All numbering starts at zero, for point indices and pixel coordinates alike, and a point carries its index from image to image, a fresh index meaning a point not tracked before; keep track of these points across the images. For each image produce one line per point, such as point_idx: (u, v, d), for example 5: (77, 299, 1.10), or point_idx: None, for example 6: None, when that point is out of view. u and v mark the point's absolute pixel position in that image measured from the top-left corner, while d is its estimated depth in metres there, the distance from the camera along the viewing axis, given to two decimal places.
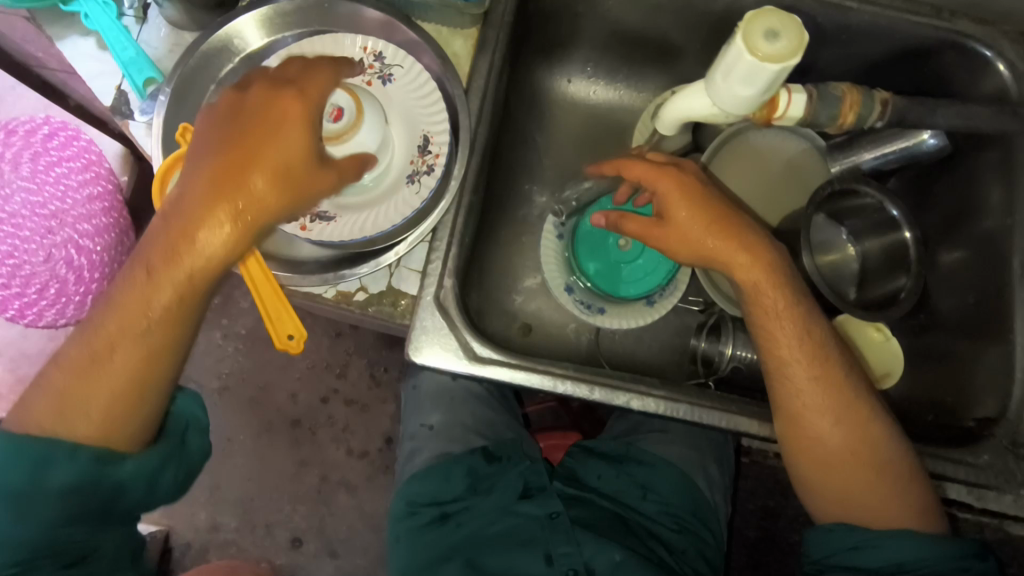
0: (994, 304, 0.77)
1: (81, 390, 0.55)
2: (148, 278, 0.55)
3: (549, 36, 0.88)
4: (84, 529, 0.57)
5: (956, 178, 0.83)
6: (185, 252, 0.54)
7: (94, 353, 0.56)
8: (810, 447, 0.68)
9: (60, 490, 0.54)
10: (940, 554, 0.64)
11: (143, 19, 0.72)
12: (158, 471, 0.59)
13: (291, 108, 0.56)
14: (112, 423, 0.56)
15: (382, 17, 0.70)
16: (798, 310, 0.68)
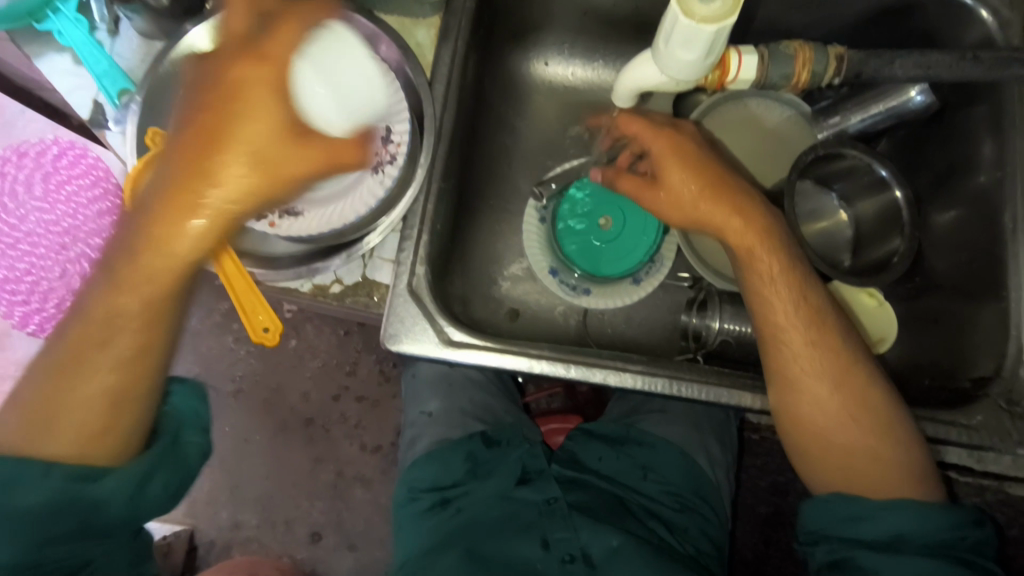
0: (986, 261, 0.73)
1: (51, 405, 0.54)
2: (130, 274, 0.53)
3: (522, 19, 0.88)
4: (75, 542, 0.54)
5: (945, 135, 0.80)
6: (154, 235, 0.51)
7: (61, 364, 0.54)
8: (809, 413, 0.65)
9: (32, 512, 0.51)
10: (939, 524, 0.61)
11: (115, 32, 0.73)
12: (148, 476, 0.56)
13: (257, 81, 0.50)
14: (87, 436, 0.54)
15: (337, 9, 0.70)
16: (795, 275, 0.67)
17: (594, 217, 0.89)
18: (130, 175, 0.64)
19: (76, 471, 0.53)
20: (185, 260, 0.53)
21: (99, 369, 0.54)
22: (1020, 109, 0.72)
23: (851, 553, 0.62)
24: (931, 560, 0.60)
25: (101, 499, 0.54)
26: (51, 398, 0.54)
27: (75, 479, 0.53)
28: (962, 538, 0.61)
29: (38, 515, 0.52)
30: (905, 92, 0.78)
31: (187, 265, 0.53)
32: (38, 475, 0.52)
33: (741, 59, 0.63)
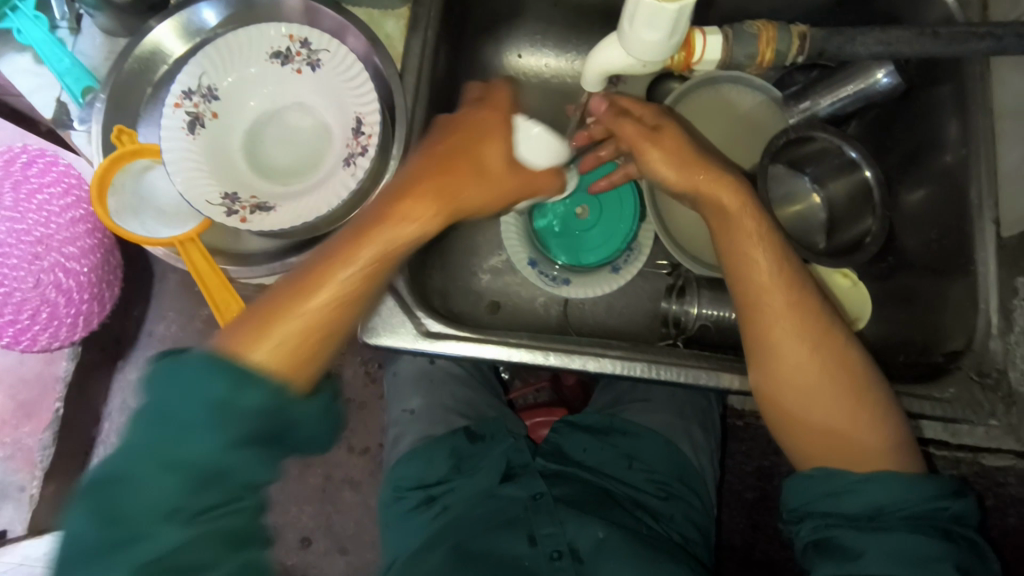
0: (955, 237, 0.74)
1: (271, 336, 0.52)
2: (313, 281, 0.54)
3: (493, 11, 0.88)
4: (223, 486, 0.47)
5: (913, 114, 0.81)
6: (410, 233, 0.57)
7: (293, 300, 0.54)
8: (790, 375, 0.64)
9: (243, 413, 0.47)
10: (919, 494, 0.59)
11: (76, 30, 0.71)
12: (322, 417, 0.53)
13: (494, 118, 0.62)
14: (303, 366, 0.53)
15: (303, 2, 0.69)
16: (771, 239, 0.67)
17: (571, 206, 0.90)
18: (98, 171, 0.63)
19: (284, 393, 0.50)
20: (389, 263, 0.57)
21: (318, 314, 0.54)
22: (982, 88, 0.73)
23: (834, 533, 0.61)
24: (914, 535, 0.58)
25: (275, 433, 0.49)
26: (277, 326, 0.53)
27: (278, 404, 0.49)
28: (943, 508, 0.59)
29: (195, 448, 0.46)
30: (873, 75, 0.79)
31: (385, 271, 0.57)
32: (195, 404, 0.46)
33: (708, 37, 0.52)
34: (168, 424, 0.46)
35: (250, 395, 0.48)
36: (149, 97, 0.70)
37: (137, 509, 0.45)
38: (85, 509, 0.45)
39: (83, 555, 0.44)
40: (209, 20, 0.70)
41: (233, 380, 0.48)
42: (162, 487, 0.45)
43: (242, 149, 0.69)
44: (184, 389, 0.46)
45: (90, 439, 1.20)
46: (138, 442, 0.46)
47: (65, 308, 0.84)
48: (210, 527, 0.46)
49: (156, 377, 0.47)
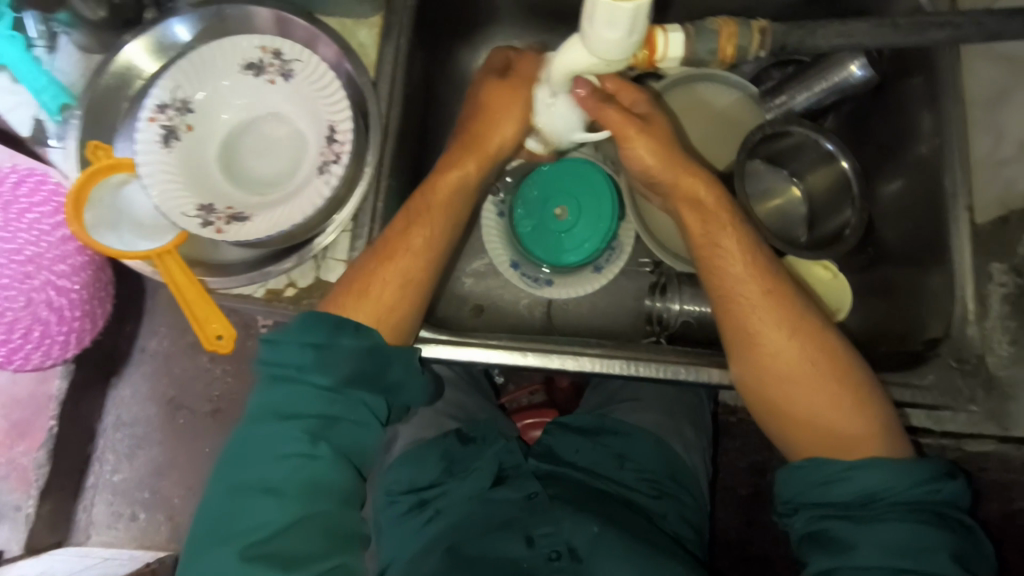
0: (932, 225, 0.75)
1: (366, 286, 0.65)
2: (401, 230, 0.67)
3: (468, 17, 0.89)
4: (334, 437, 0.60)
5: (889, 106, 0.81)
6: (463, 178, 0.71)
7: (383, 256, 0.66)
8: (772, 364, 0.64)
9: (345, 353, 0.60)
10: (911, 479, 0.57)
11: (52, 47, 0.72)
12: (407, 372, 0.64)
13: (494, 79, 0.72)
14: (401, 299, 0.66)
15: (274, 13, 0.71)
16: (742, 230, 0.68)
17: (549, 207, 0.89)
18: (75, 187, 0.63)
19: (378, 343, 0.62)
20: (454, 205, 0.70)
21: (404, 263, 0.66)
22: (953, 77, 0.74)
23: (827, 524, 0.58)
24: (909, 523, 0.56)
25: (373, 385, 0.62)
26: (366, 291, 0.65)
27: (370, 360, 0.62)
28: (935, 493, 0.57)
29: (315, 401, 0.60)
30: (848, 68, 0.79)
31: (451, 206, 0.70)
32: (303, 349, 0.60)
33: (670, 34, 0.52)
34: (291, 386, 0.60)
35: (348, 353, 0.61)
36: (125, 111, 0.72)
37: (269, 459, 0.58)
38: (234, 464, 0.59)
39: (230, 504, 0.56)
40: (182, 35, 0.72)
41: (335, 342, 0.60)
42: (288, 438, 0.58)
43: (218, 161, 0.70)
44: (296, 355, 0.60)
45: (85, 455, 1.19)
46: (265, 406, 0.60)
47: (57, 326, 0.84)
48: (320, 473, 0.58)
49: (270, 355, 0.61)
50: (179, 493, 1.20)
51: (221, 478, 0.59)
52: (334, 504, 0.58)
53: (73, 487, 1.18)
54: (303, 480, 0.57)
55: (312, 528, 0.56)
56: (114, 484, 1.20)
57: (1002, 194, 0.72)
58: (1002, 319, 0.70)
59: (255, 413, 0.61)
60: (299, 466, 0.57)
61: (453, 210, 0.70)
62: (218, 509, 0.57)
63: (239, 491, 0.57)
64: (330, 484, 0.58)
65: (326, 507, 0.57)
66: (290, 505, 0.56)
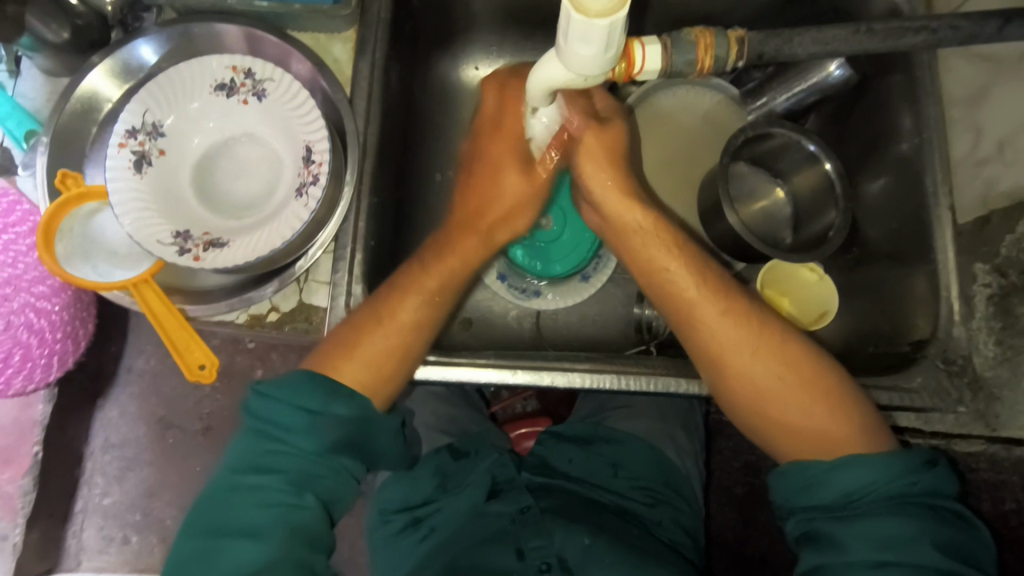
0: (915, 225, 0.75)
1: (351, 364, 0.63)
2: (380, 321, 0.64)
3: (445, 26, 0.88)
4: (316, 491, 0.59)
5: (868, 106, 0.81)
6: (455, 265, 0.69)
7: (367, 331, 0.64)
8: (739, 381, 0.63)
9: (344, 418, 0.60)
10: (893, 471, 0.55)
11: (16, 72, 0.71)
12: (391, 439, 0.64)
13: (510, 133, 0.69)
14: (376, 388, 0.64)
15: (243, 30, 0.69)
16: (688, 252, 0.67)
17: (533, 219, 0.87)
18: (44, 217, 0.62)
19: (369, 412, 0.61)
20: (449, 271, 0.68)
21: (397, 340, 0.65)
22: (931, 77, 0.74)
23: (816, 523, 0.56)
24: (895, 517, 0.53)
25: (357, 449, 0.61)
26: (361, 356, 0.63)
27: (358, 426, 0.61)
28: (919, 483, 0.55)
29: (299, 459, 0.59)
30: (825, 69, 0.79)
31: (446, 282, 0.68)
32: (297, 409, 0.59)
33: (647, 47, 0.52)
34: (274, 443, 0.59)
35: (338, 419, 0.60)
36: (94, 137, 0.70)
37: (248, 506, 0.57)
38: (208, 514, 0.57)
39: (203, 547, 0.55)
40: (147, 57, 0.70)
41: (326, 408, 0.59)
42: (264, 491, 0.57)
43: (193, 185, 0.68)
44: (287, 417, 0.59)
45: (73, 480, 1.17)
46: (246, 458, 0.59)
47: (37, 349, 0.77)
48: (300, 523, 0.57)
49: (258, 409, 0.60)
50: (170, 514, 1.18)
51: (194, 525, 0.57)
52: (310, 554, 0.57)
53: (62, 512, 1.16)
54: (281, 530, 0.56)
55: (287, 573, 0.55)
56: (103, 508, 1.18)
57: (981, 195, 0.71)
58: (987, 319, 0.70)
59: (232, 465, 0.59)
60: (278, 516, 0.57)
61: (451, 284, 0.68)
62: (187, 553, 0.55)
63: (213, 539, 0.55)
64: (307, 535, 0.57)
65: (300, 561, 0.56)
66: (262, 556, 0.55)
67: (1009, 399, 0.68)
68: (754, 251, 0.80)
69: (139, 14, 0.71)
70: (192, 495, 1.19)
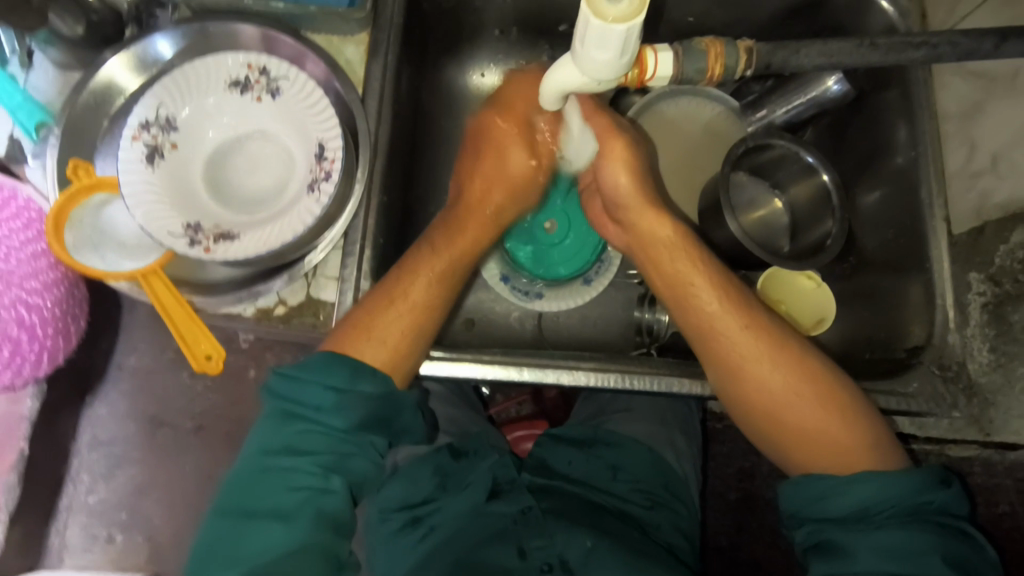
0: (910, 236, 0.77)
1: (378, 326, 0.64)
2: (405, 286, 0.66)
3: (453, 30, 0.89)
4: (346, 473, 0.59)
5: (865, 119, 0.83)
6: (464, 241, 0.71)
7: (394, 297, 0.65)
8: (757, 392, 0.64)
9: (369, 397, 0.60)
10: (906, 488, 0.56)
11: (28, 64, 0.70)
12: (415, 417, 0.64)
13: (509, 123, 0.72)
14: (401, 357, 0.65)
15: (260, 30, 0.70)
16: (710, 266, 0.68)
17: (539, 223, 0.89)
18: (55, 207, 0.63)
19: (392, 388, 0.62)
20: (449, 262, 0.69)
21: (401, 326, 0.65)
22: (927, 93, 0.76)
23: (827, 534, 0.58)
24: (906, 531, 0.55)
25: (384, 429, 0.61)
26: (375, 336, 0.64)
27: (384, 406, 0.61)
28: (933, 501, 0.56)
29: (328, 441, 0.59)
30: (824, 82, 0.81)
31: (450, 271, 0.69)
32: (325, 389, 0.59)
33: (659, 54, 0.53)
34: (303, 424, 0.59)
35: (363, 398, 0.60)
36: (105, 129, 0.71)
37: (277, 490, 0.57)
38: (239, 497, 0.57)
39: (232, 534, 0.56)
40: (164, 52, 0.71)
41: (353, 384, 0.60)
42: (291, 477, 0.57)
43: (205, 180, 0.69)
44: (314, 395, 0.59)
45: (60, 477, 1.16)
46: (273, 440, 0.59)
47: (28, 344, 0.76)
48: (330, 505, 0.58)
49: (283, 391, 0.60)
50: (160, 512, 1.17)
51: (223, 508, 0.58)
52: (342, 536, 0.58)
53: (47, 510, 1.15)
54: (311, 512, 0.57)
55: (319, 556, 0.56)
56: (90, 506, 1.16)
57: (976, 205, 0.73)
58: (981, 326, 0.73)
59: (259, 447, 0.59)
60: (310, 500, 0.57)
61: (454, 274, 0.69)
62: (216, 542, 0.56)
63: (246, 521, 0.56)
64: (337, 516, 0.58)
65: (329, 544, 0.57)
66: (294, 539, 0.56)
67: (1004, 403, 0.71)
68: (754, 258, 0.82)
69: (154, 11, 0.71)
70: (182, 494, 1.18)
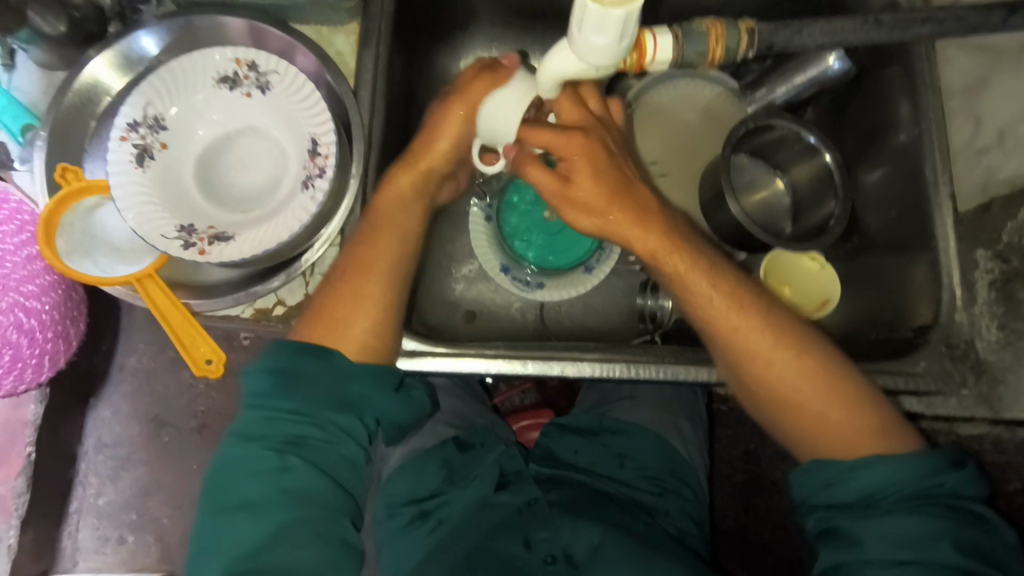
0: (914, 215, 0.76)
1: (332, 304, 0.64)
2: (360, 265, 0.65)
3: (445, 16, 0.86)
4: (305, 453, 0.59)
5: (866, 96, 0.81)
6: (396, 201, 0.67)
7: (350, 268, 0.65)
8: (766, 384, 0.63)
9: (315, 376, 0.60)
10: (910, 473, 0.56)
11: (11, 64, 0.69)
12: (375, 389, 0.62)
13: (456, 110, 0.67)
14: (375, 346, 0.64)
15: (247, 22, 0.68)
16: (701, 255, 0.66)
17: (540, 209, 0.91)
18: (45, 213, 0.61)
19: (343, 366, 0.61)
20: (397, 251, 0.66)
21: (356, 318, 0.64)
22: (931, 68, 0.74)
23: (835, 521, 0.57)
24: (915, 517, 0.54)
25: (338, 403, 0.60)
26: (328, 325, 0.64)
27: (335, 380, 0.61)
28: (945, 484, 0.56)
29: (283, 423, 0.59)
30: (826, 61, 0.78)
31: (395, 263, 0.66)
32: (269, 376, 0.60)
33: (658, 37, 0.52)
34: (258, 411, 0.60)
35: (309, 375, 0.60)
36: (94, 130, 0.69)
37: (242, 479, 0.58)
38: (215, 492, 0.58)
39: (212, 524, 0.57)
40: (149, 48, 0.69)
41: (296, 365, 0.60)
42: (255, 461, 0.58)
43: (197, 180, 0.67)
44: (259, 383, 0.60)
45: (67, 481, 1.15)
46: (236, 432, 0.60)
47: (28, 349, 0.75)
48: (294, 485, 0.57)
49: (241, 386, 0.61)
50: (168, 512, 1.17)
51: (204, 505, 0.58)
52: (318, 515, 0.57)
53: (56, 514, 1.15)
54: (277, 493, 0.57)
55: (294, 534, 0.55)
56: (98, 508, 1.16)
57: (983, 182, 0.72)
58: (988, 304, 0.72)
59: (228, 440, 0.60)
60: (273, 484, 0.57)
61: (400, 268, 0.67)
62: (203, 533, 0.57)
63: (221, 513, 0.57)
64: (306, 495, 0.57)
65: (314, 525, 0.56)
66: (267, 521, 0.56)
67: (1013, 382, 0.70)
68: (756, 240, 0.81)
69: (137, 6, 0.69)
70: (189, 494, 1.18)
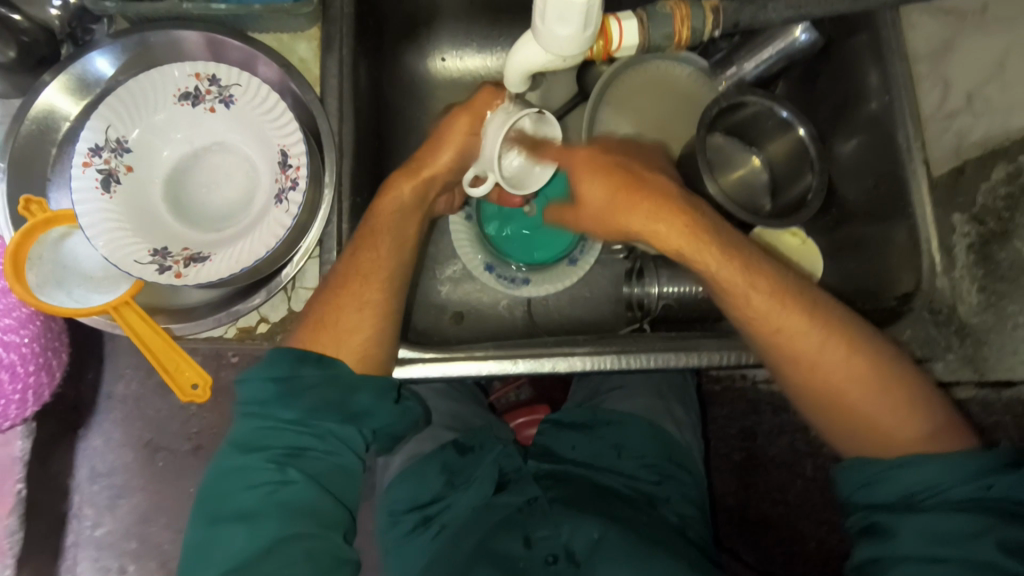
0: (890, 184, 0.76)
1: (329, 313, 0.64)
2: (348, 274, 0.65)
3: (409, 17, 0.85)
4: (305, 464, 0.58)
5: (835, 67, 0.81)
6: (391, 214, 0.68)
7: (344, 276, 0.65)
8: (823, 379, 0.64)
9: (317, 385, 0.60)
10: (957, 474, 0.57)
11: None
12: (376, 400, 0.62)
13: (459, 121, 0.69)
14: (365, 353, 0.64)
15: (204, 35, 0.67)
16: (746, 265, 0.66)
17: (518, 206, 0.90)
18: (11, 247, 0.60)
19: (341, 373, 0.61)
20: (392, 258, 0.67)
21: (351, 328, 0.64)
22: (895, 36, 0.75)
23: (874, 517, 0.59)
24: (956, 514, 0.55)
25: (338, 413, 0.60)
26: (328, 335, 0.63)
27: (336, 389, 0.60)
28: (994, 486, 0.56)
29: (283, 433, 0.59)
30: (792, 33, 0.80)
31: (392, 268, 0.67)
32: (270, 382, 0.59)
33: (624, 22, 0.51)
34: (257, 421, 0.59)
35: (311, 384, 0.60)
36: (55, 157, 0.67)
37: (238, 491, 0.57)
38: (208, 503, 0.57)
39: (204, 538, 0.55)
40: (104, 69, 0.67)
41: (296, 372, 0.60)
42: (251, 473, 0.57)
43: (167, 202, 0.66)
44: (259, 390, 0.59)
45: (62, 514, 1.13)
46: (236, 440, 0.59)
47: (8, 384, 0.73)
48: (290, 497, 0.57)
49: (240, 393, 0.61)
50: (168, 537, 1.15)
51: (197, 515, 0.58)
52: (312, 531, 0.56)
53: (53, 548, 1.13)
54: (272, 505, 0.56)
55: (289, 552, 0.54)
56: (97, 538, 1.15)
57: (955, 145, 0.72)
58: (968, 268, 0.72)
59: (223, 450, 0.60)
60: (269, 495, 0.56)
61: (391, 274, 0.66)
62: (194, 546, 0.55)
63: (213, 526, 0.56)
64: (302, 508, 0.57)
65: (310, 542, 0.55)
66: (261, 535, 0.55)
67: (996, 342, 0.71)
68: (735, 217, 0.81)
69: (89, 26, 0.67)
70: (187, 517, 1.16)
